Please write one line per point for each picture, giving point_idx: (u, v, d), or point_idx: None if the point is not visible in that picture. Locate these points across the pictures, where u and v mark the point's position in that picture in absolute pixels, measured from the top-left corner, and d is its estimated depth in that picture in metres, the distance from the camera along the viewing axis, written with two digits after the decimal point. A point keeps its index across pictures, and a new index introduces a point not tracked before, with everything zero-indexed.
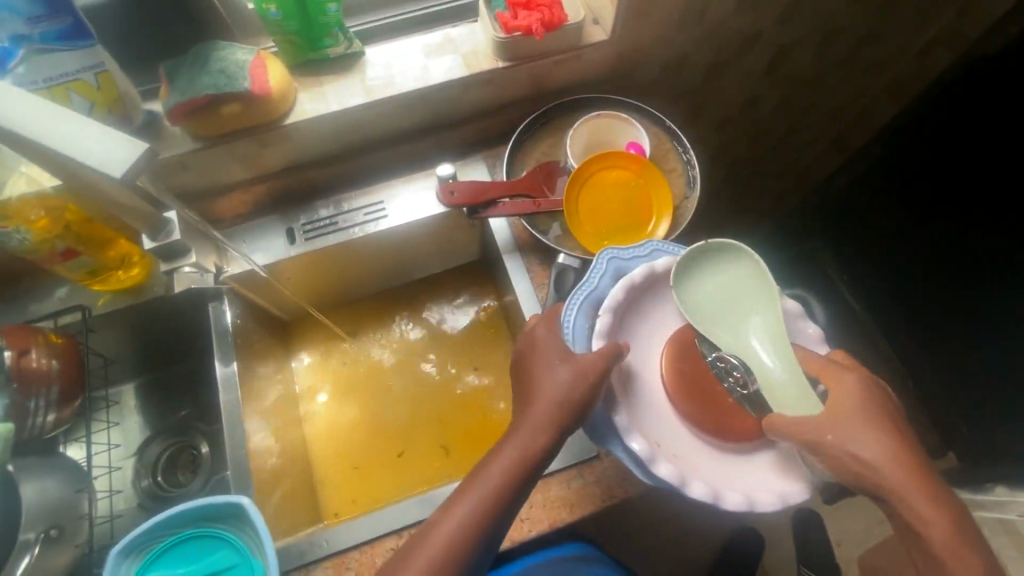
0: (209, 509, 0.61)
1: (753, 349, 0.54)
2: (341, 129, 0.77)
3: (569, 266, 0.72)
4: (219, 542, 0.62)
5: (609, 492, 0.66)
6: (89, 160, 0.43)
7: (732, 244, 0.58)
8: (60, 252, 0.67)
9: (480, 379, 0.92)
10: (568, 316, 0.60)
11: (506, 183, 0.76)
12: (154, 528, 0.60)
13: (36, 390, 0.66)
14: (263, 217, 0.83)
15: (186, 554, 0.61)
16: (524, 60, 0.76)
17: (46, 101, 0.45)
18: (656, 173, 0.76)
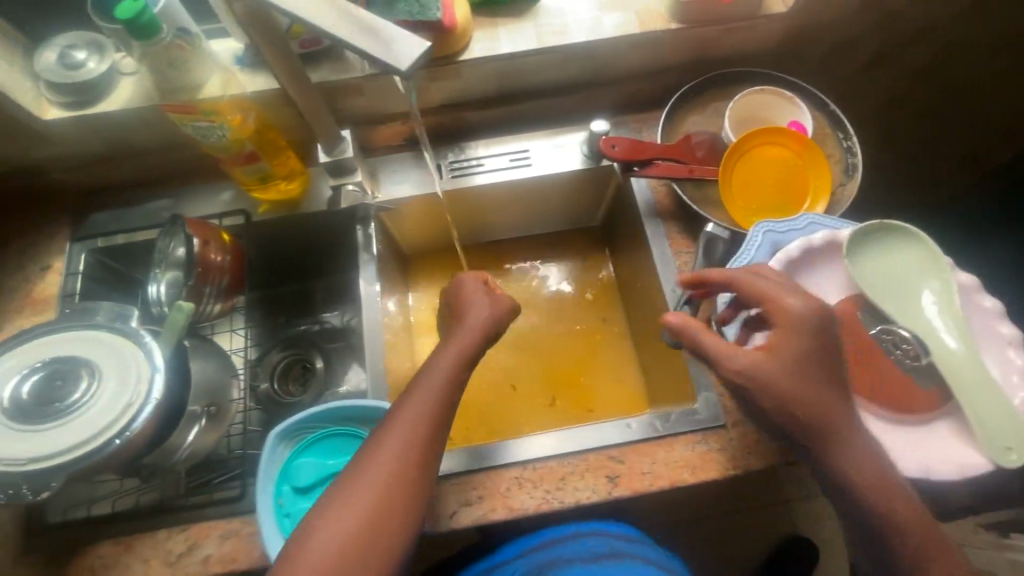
0: (359, 410, 0.66)
1: (932, 330, 0.55)
2: (505, 73, 0.78)
3: (718, 237, 0.71)
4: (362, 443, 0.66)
5: (732, 462, 0.67)
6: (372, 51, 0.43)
7: (901, 228, 0.59)
8: (246, 153, 0.72)
9: (591, 338, 0.94)
10: (726, 285, 0.59)
11: (661, 145, 0.77)
12: (307, 419, 0.65)
13: (211, 279, 0.72)
14: (409, 149, 0.85)
15: (331, 449, 0.66)
16: (698, 24, 0.76)
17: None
18: (818, 154, 0.74)
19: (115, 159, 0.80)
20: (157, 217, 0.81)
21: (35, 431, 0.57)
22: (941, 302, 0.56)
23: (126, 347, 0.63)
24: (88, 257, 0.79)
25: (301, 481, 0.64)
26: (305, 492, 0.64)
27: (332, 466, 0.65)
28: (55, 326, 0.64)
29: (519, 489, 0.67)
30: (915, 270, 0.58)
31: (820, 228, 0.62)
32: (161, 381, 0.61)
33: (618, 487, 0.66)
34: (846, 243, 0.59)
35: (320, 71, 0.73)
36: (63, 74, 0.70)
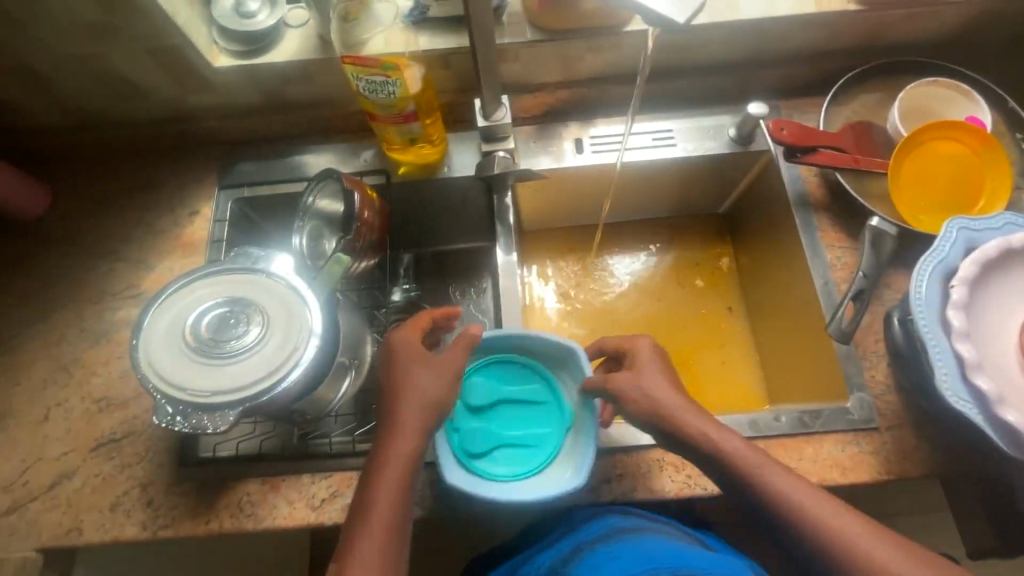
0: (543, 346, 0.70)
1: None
2: (664, 48, 0.76)
3: (886, 231, 0.68)
4: (530, 377, 0.71)
5: (886, 467, 0.64)
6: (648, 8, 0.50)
7: None
8: (405, 113, 0.72)
9: (710, 327, 0.90)
10: (919, 283, 0.56)
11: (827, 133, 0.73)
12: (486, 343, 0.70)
13: (364, 235, 0.72)
14: (550, 122, 0.84)
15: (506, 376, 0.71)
16: (880, 7, 0.72)
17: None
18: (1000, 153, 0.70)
19: (266, 111, 0.82)
20: (300, 171, 0.82)
21: (214, 367, 0.59)
22: None
23: (290, 298, 0.63)
24: (234, 206, 0.81)
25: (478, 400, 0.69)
26: (476, 411, 0.69)
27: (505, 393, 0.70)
28: (219, 269, 0.65)
29: (660, 472, 0.65)
30: None
31: (1019, 229, 0.58)
32: (316, 343, 0.61)
33: None
34: None
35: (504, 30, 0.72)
36: (239, 24, 0.72)
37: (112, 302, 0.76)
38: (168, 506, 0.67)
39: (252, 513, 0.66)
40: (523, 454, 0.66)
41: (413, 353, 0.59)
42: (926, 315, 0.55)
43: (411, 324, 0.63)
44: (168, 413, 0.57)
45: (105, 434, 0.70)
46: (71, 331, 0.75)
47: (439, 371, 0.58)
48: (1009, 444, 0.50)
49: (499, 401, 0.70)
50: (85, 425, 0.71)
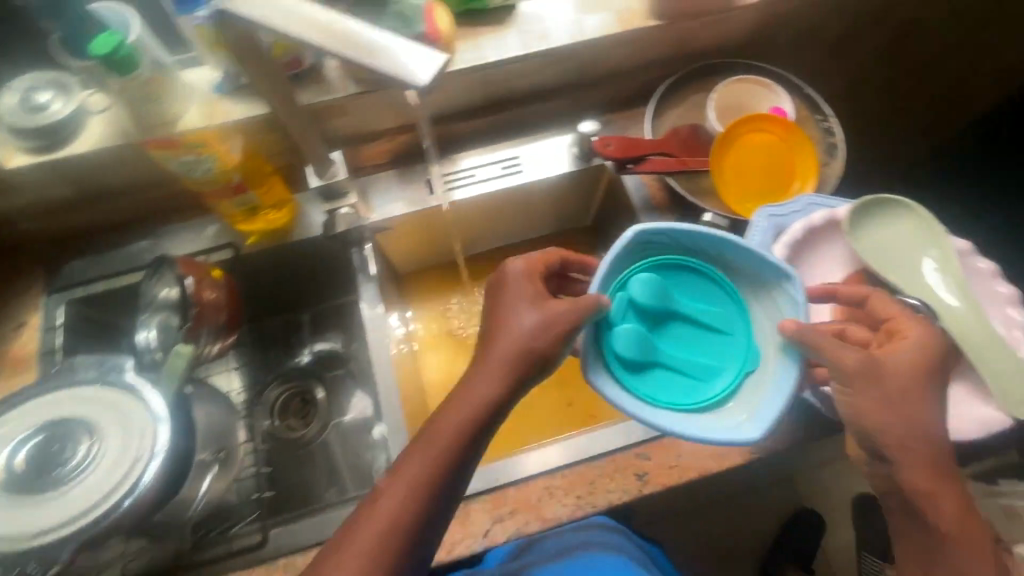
0: (683, 237, 0.60)
1: (937, 297, 0.58)
2: (489, 81, 0.78)
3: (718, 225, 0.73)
4: (719, 295, 0.61)
5: (756, 445, 0.68)
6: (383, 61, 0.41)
7: (900, 201, 0.61)
8: (233, 186, 0.69)
9: None
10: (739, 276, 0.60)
11: (653, 139, 0.78)
12: (637, 242, 0.60)
13: (207, 321, 0.69)
14: (399, 167, 0.83)
15: (694, 292, 0.61)
16: (677, 19, 0.77)
17: (330, 11, 0.43)
18: (803, 137, 0.76)
19: (87, 202, 0.76)
20: (140, 259, 0.77)
21: (38, 502, 0.53)
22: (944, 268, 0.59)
23: (122, 403, 0.59)
24: (68, 308, 0.74)
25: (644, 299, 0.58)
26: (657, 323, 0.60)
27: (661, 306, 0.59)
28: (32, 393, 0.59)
29: (551, 498, 0.66)
30: (915, 242, 0.61)
31: (820, 207, 0.64)
32: (165, 437, 0.58)
33: (649, 484, 0.66)
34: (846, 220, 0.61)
35: (310, 92, 0.71)
36: (27, 118, 0.65)
37: None
38: None
39: None
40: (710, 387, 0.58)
41: (537, 287, 0.57)
42: None
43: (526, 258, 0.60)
44: None
45: None
46: None
47: (540, 303, 0.56)
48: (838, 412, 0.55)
49: (670, 313, 0.60)
50: None
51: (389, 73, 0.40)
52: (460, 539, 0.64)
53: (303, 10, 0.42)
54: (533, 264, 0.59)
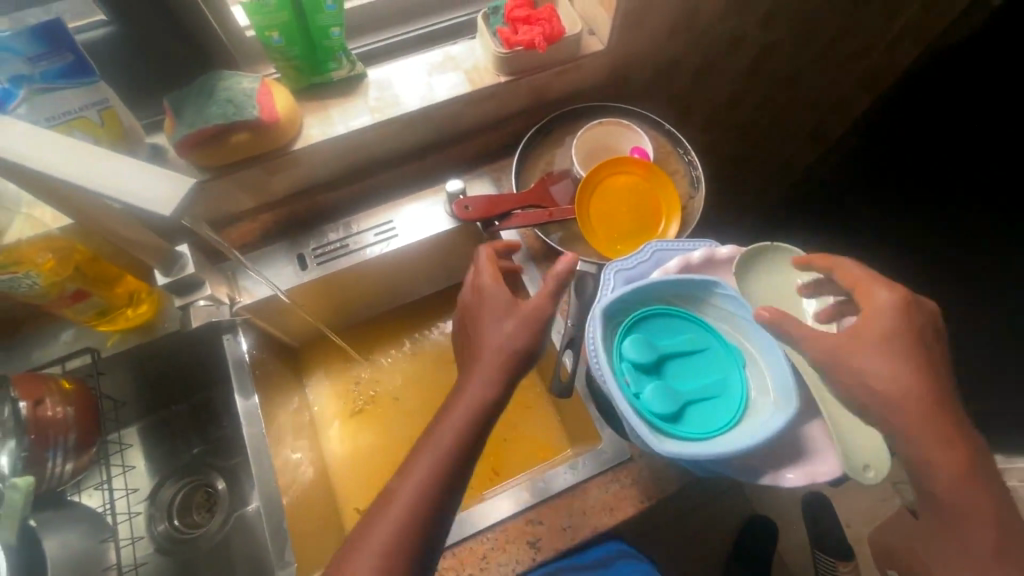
0: (642, 292, 0.57)
1: None
2: (347, 152, 0.77)
3: (587, 273, 0.73)
4: (682, 323, 0.57)
5: (646, 494, 0.67)
6: (129, 198, 0.37)
7: (768, 249, 0.61)
8: (70, 293, 0.66)
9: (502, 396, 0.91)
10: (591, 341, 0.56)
11: (517, 194, 0.79)
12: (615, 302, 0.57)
13: (53, 440, 0.64)
14: (270, 246, 0.82)
15: (657, 332, 0.57)
16: (526, 73, 0.78)
17: (101, 152, 0.38)
18: (663, 175, 0.78)
19: None
20: None
21: None
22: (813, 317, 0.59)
23: None
24: None
25: (641, 356, 0.54)
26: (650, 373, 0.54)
27: (668, 345, 0.56)
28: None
29: None
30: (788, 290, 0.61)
31: (664, 254, 0.64)
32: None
33: (543, 551, 0.64)
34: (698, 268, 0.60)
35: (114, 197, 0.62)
36: None
37: None
38: None
39: None
40: (711, 408, 0.53)
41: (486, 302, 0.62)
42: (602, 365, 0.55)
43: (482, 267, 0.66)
44: None
45: None
46: None
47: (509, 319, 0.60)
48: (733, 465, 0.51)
49: (663, 357, 0.55)
50: None
51: (131, 207, 0.36)
52: None
53: (70, 150, 0.38)
54: (496, 279, 0.64)
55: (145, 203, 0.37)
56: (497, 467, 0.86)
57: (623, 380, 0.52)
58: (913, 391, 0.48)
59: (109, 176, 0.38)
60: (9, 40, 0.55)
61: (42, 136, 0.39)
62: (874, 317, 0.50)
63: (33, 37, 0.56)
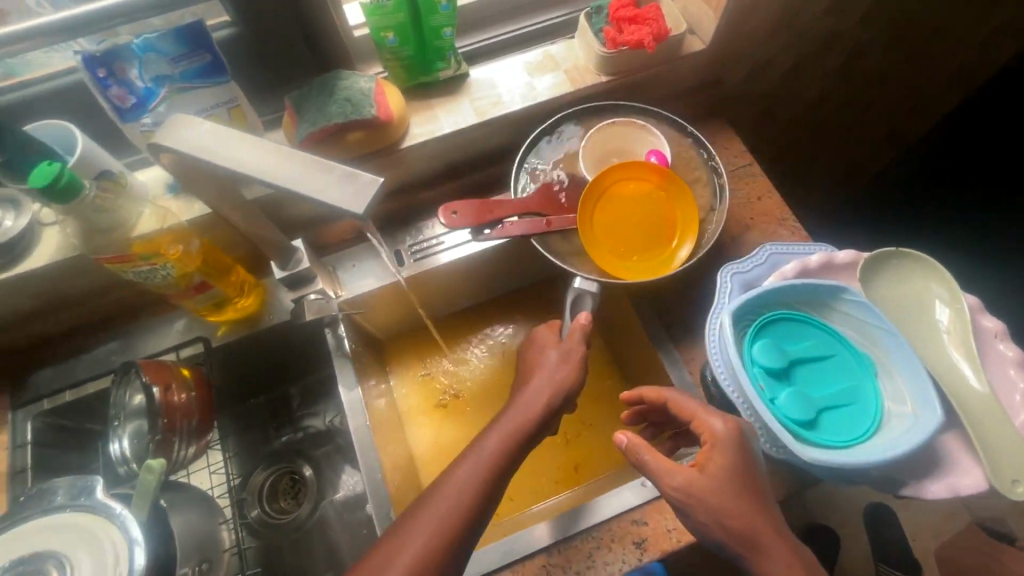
0: (770, 297, 0.57)
1: (954, 366, 0.53)
2: (448, 150, 0.78)
3: (586, 291, 0.73)
4: (809, 329, 0.57)
5: None
6: (326, 198, 0.40)
7: (899, 254, 0.59)
8: (196, 284, 0.68)
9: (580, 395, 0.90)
10: (712, 341, 0.56)
11: (517, 201, 0.76)
12: (742, 306, 0.57)
13: (178, 424, 0.67)
14: (367, 241, 0.83)
15: (784, 336, 0.56)
16: (626, 73, 0.78)
17: (280, 151, 0.42)
18: (680, 185, 0.75)
19: (47, 312, 0.74)
20: (109, 363, 0.76)
21: None
22: (957, 325, 0.55)
23: (84, 523, 0.58)
24: (36, 423, 0.72)
25: (772, 361, 0.53)
26: (780, 378, 0.54)
27: (796, 352, 0.55)
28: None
29: None
30: (925, 296, 0.57)
31: (780, 258, 0.64)
32: (137, 542, 0.57)
33: (649, 551, 0.64)
34: (817, 282, 0.57)
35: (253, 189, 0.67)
36: None
37: None
38: None
39: None
40: (844, 418, 0.52)
41: (546, 341, 0.71)
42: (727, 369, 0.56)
43: (549, 323, 0.74)
44: None
45: None
46: None
47: (564, 360, 0.67)
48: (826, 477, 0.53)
49: (792, 363, 0.55)
50: None
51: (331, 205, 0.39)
52: None
53: (253, 148, 0.43)
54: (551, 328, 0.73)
55: (340, 200, 0.40)
56: (580, 466, 0.85)
57: (758, 387, 0.52)
58: (746, 519, 0.50)
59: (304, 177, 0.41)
60: (157, 42, 0.57)
61: (229, 136, 0.43)
62: (713, 449, 0.53)
63: (177, 39, 0.58)
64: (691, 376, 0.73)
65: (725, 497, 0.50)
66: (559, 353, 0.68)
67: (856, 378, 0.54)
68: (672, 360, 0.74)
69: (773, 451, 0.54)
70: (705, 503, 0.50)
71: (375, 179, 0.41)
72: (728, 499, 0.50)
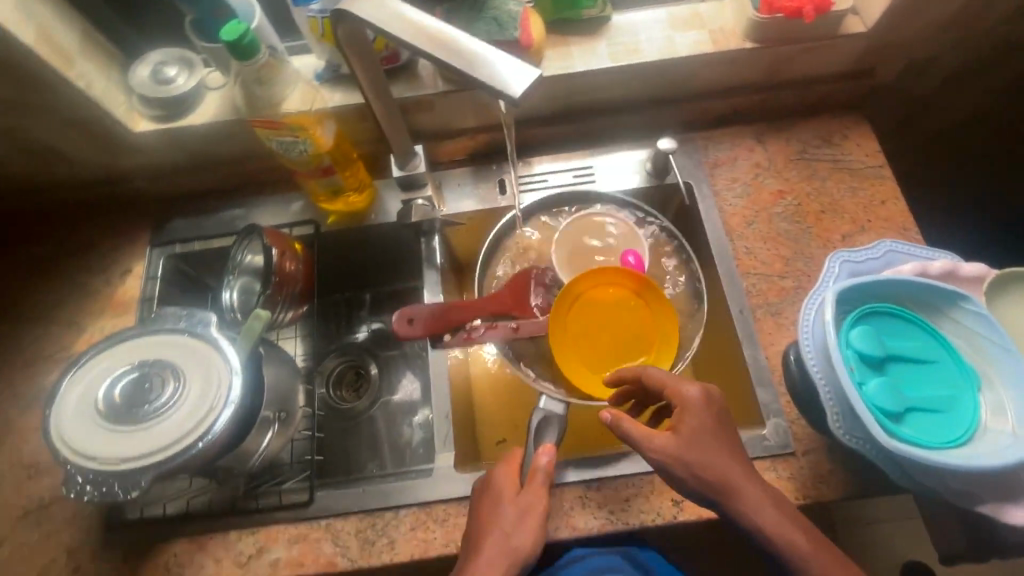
0: (882, 288, 0.55)
1: None
2: (573, 90, 0.79)
3: (553, 413, 0.65)
4: (917, 330, 0.54)
5: (803, 491, 0.65)
6: (481, 75, 0.44)
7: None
8: (323, 167, 0.74)
9: None
10: (806, 320, 0.56)
11: (486, 301, 0.75)
12: (849, 291, 0.55)
13: (285, 288, 0.74)
14: (474, 166, 0.86)
15: (888, 330, 0.54)
16: (773, 43, 0.75)
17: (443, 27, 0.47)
18: (656, 291, 0.74)
19: (193, 169, 0.83)
20: (231, 225, 0.84)
21: (127, 432, 0.59)
22: None
23: (201, 349, 0.65)
24: (166, 262, 0.82)
25: (870, 349, 0.52)
26: (874, 368, 0.52)
27: (895, 347, 0.53)
28: (125, 336, 0.65)
29: (585, 508, 0.67)
30: None
31: (899, 256, 0.61)
32: (237, 388, 0.63)
33: (686, 512, 0.65)
34: (938, 283, 0.54)
35: (399, 87, 0.75)
36: (156, 89, 0.73)
37: (45, 365, 0.77)
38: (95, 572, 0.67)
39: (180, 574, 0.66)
40: (933, 422, 0.50)
41: (500, 494, 0.60)
42: (815, 350, 0.55)
43: (508, 458, 0.63)
44: (78, 482, 0.57)
45: (35, 499, 0.70)
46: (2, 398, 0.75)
47: (523, 512, 0.58)
48: (895, 473, 0.52)
49: (890, 357, 0.53)
50: (13, 493, 0.71)
51: (484, 83, 0.44)
52: None
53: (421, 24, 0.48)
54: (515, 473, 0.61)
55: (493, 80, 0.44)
56: None
57: (848, 367, 0.51)
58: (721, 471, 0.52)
59: (470, 50, 0.45)
60: None
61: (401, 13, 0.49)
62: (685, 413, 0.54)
63: None
64: (767, 360, 0.72)
65: (707, 452, 0.52)
66: (516, 509, 0.58)
67: (956, 388, 0.52)
68: (751, 340, 0.73)
69: (845, 436, 0.53)
70: (684, 459, 0.52)
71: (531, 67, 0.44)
72: (709, 457, 0.52)
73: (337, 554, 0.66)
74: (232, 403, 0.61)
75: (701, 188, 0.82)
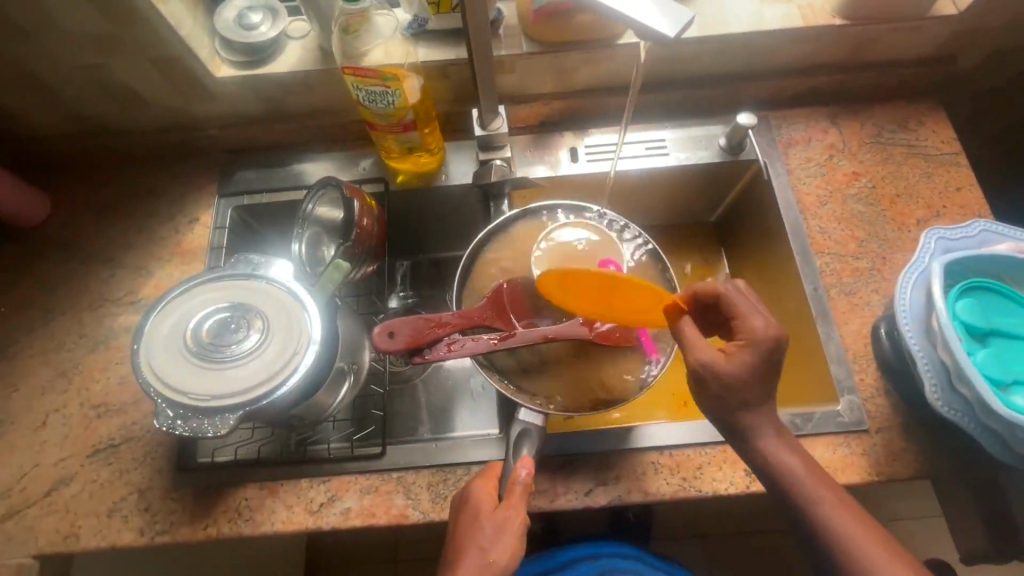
0: (983, 264, 0.55)
1: None
2: (656, 59, 0.78)
3: (532, 426, 0.64)
4: (1021, 307, 0.54)
5: (876, 468, 0.65)
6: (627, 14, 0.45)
7: None
8: (404, 121, 0.73)
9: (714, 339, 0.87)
10: (903, 293, 0.57)
11: (455, 316, 0.66)
12: (953, 264, 0.55)
13: (361, 241, 0.73)
14: (543, 132, 0.85)
15: (991, 305, 0.54)
16: (863, 21, 0.75)
17: None
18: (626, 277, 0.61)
19: (266, 119, 0.83)
20: (300, 179, 0.83)
21: (216, 370, 0.59)
22: None
23: (286, 301, 0.64)
24: (234, 213, 0.82)
25: (974, 320, 0.52)
26: (977, 340, 0.52)
27: (1000, 321, 0.53)
28: (218, 275, 0.65)
29: (656, 473, 0.67)
30: None
31: (995, 237, 0.61)
32: (318, 345, 0.62)
33: (758, 482, 0.66)
34: None
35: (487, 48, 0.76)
36: (242, 34, 0.73)
37: (113, 308, 0.77)
38: (165, 512, 0.67)
39: (251, 519, 0.66)
40: None
41: (478, 509, 0.57)
42: (912, 322, 0.56)
43: (486, 471, 0.62)
44: (168, 416, 0.57)
45: (105, 438, 0.70)
46: (71, 337, 0.75)
47: (499, 528, 0.56)
48: (992, 443, 0.52)
49: (993, 331, 0.53)
50: (83, 431, 0.71)
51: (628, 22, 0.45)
52: (562, 492, 0.66)
53: None
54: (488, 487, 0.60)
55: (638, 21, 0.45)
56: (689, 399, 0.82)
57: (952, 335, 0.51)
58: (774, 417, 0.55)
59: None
60: None
61: None
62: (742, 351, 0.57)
63: None
64: (841, 338, 0.71)
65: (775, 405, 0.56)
66: (493, 525, 0.55)
67: None
68: (825, 318, 0.72)
69: (941, 406, 0.53)
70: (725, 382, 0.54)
71: (681, 9, 0.46)
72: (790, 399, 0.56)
73: (408, 506, 0.66)
74: (315, 346, 0.61)
75: (775, 165, 0.82)
